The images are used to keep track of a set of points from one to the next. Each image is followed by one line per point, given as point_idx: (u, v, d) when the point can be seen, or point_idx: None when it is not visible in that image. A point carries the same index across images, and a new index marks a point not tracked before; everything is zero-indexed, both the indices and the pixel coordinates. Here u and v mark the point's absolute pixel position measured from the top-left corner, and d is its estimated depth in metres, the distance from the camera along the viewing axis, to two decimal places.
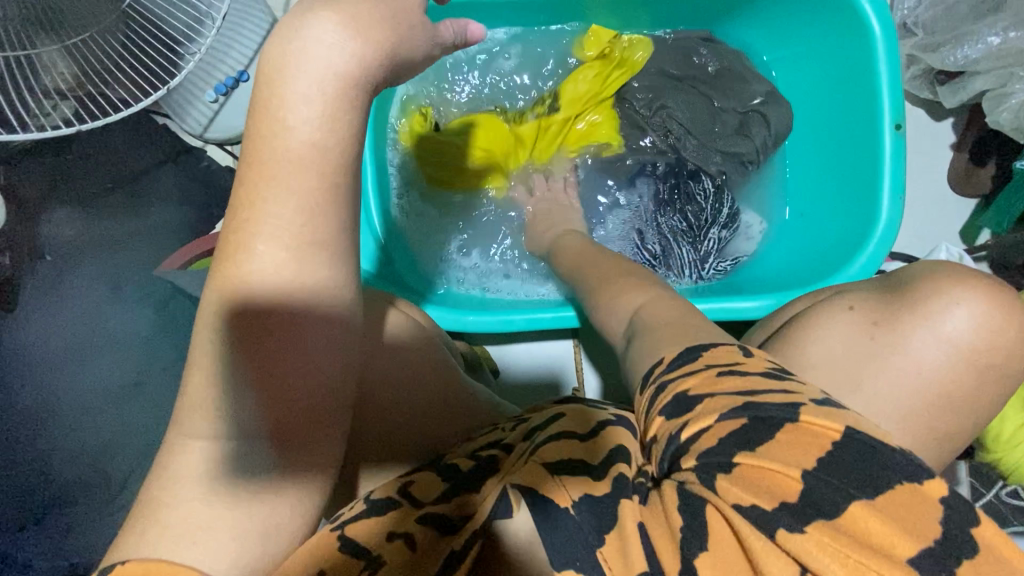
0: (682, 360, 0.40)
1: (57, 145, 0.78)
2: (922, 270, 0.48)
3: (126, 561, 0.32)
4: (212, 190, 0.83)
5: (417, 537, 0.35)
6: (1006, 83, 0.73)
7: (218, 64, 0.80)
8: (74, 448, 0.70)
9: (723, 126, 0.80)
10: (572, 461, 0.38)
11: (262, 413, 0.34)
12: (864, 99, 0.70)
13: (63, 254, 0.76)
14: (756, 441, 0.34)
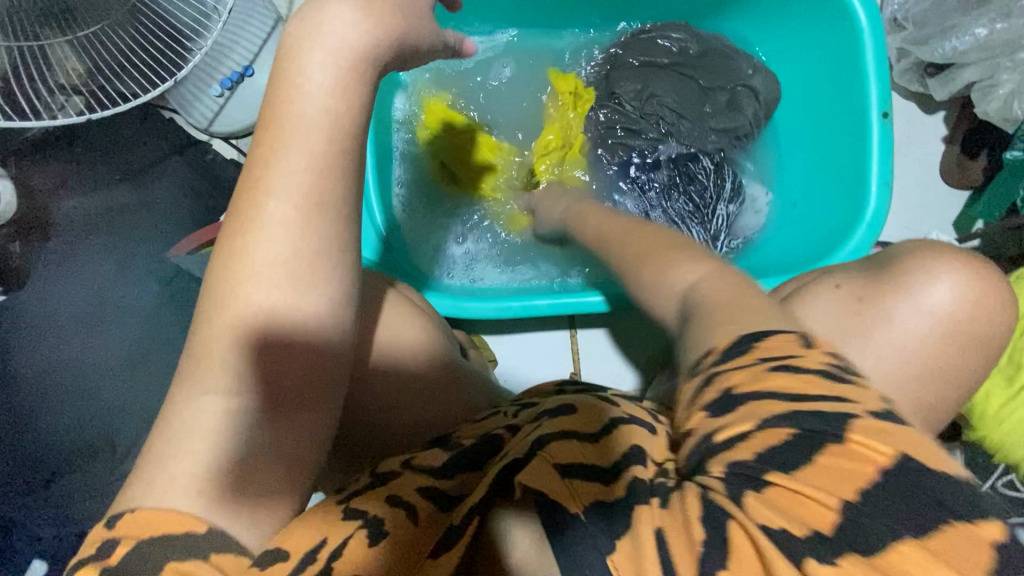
0: (736, 351, 0.37)
1: (67, 137, 0.81)
2: (909, 247, 0.49)
3: (136, 509, 0.33)
4: (217, 183, 0.84)
5: (418, 509, 0.37)
6: (994, 74, 0.75)
7: (224, 59, 0.83)
8: (77, 423, 0.71)
9: (714, 106, 0.81)
10: (585, 460, 0.37)
11: (268, 369, 0.36)
12: (852, 87, 0.71)
13: (70, 241, 0.78)
14: (790, 459, 0.33)
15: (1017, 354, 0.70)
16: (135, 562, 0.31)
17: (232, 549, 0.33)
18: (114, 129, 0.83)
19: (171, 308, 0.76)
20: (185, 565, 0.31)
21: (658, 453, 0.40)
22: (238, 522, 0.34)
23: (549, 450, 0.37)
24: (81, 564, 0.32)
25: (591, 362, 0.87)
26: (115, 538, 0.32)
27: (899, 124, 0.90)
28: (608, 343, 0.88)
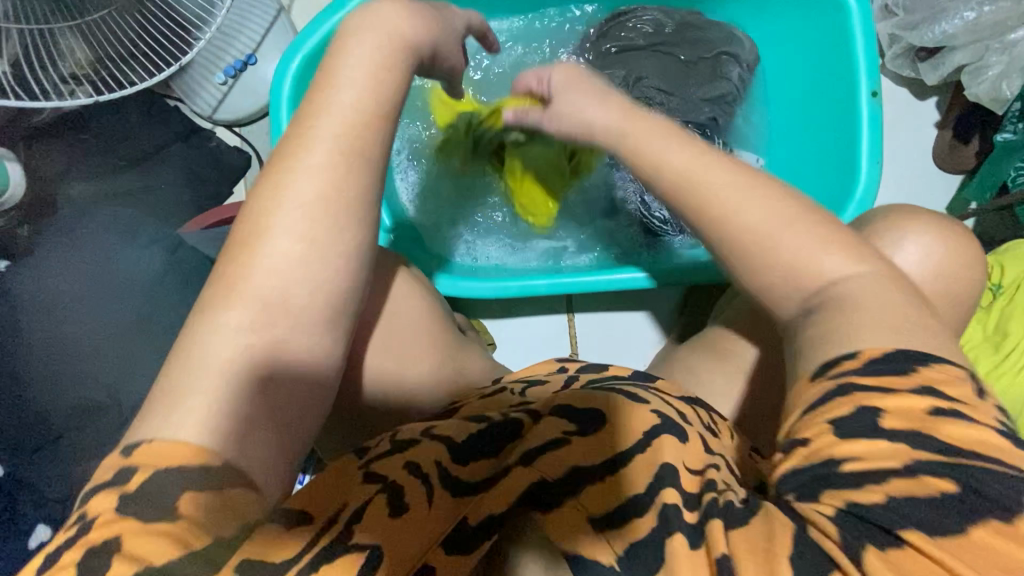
0: (883, 364, 0.36)
1: (76, 125, 0.82)
2: (882, 214, 0.53)
3: (151, 440, 0.34)
4: (221, 169, 0.87)
5: (436, 488, 0.37)
6: (983, 56, 0.77)
7: (227, 47, 0.85)
8: (76, 399, 0.70)
9: (697, 77, 0.80)
10: (623, 497, 0.38)
11: (283, 318, 0.38)
12: (842, 66, 0.72)
13: (65, 223, 0.76)
14: (916, 511, 0.33)
15: (1005, 322, 0.72)
16: (152, 489, 0.32)
17: (248, 484, 0.35)
18: (118, 116, 0.83)
19: (177, 275, 0.75)
20: (204, 494, 0.33)
21: (689, 461, 0.42)
22: (255, 457, 0.36)
23: (587, 497, 0.38)
24: (95, 491, 0.33)
25: (589, 341, 0.90)
26: (131, 465, 0.33)
27: (891, 110, 0.91)
28: (605, 322, 0.91)
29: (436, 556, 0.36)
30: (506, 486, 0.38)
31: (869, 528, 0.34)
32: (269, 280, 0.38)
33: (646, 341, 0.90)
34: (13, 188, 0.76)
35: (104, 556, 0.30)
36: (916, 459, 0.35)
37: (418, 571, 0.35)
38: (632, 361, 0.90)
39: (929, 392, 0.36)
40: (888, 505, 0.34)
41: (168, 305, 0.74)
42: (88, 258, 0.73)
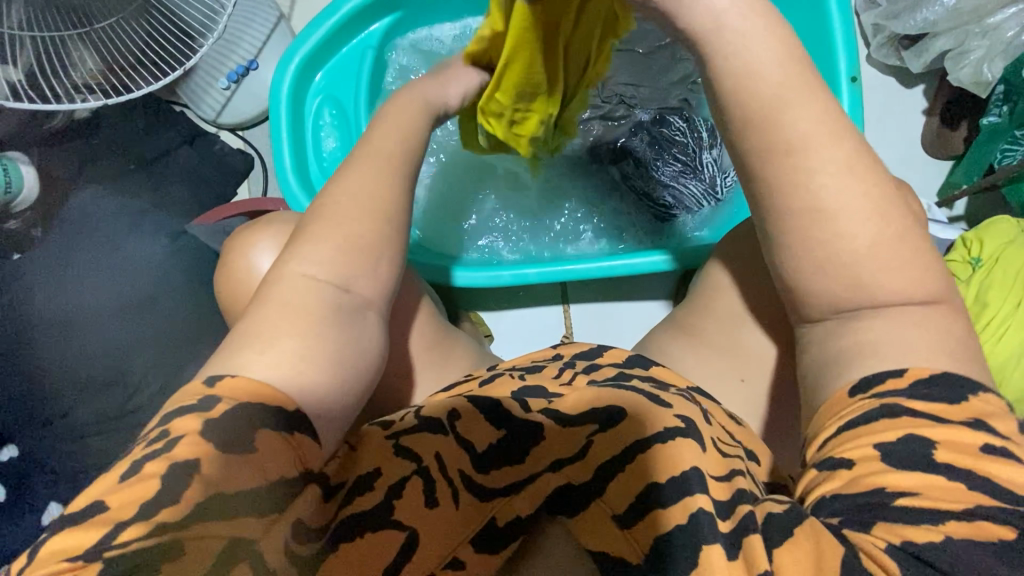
0: (932, 390, 0.38)
1: (85, 132, 0.85)
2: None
3: (236, 374, 0.37)
4: (223, 170, 0.89)
5: (459, 490, 0.38)
6: (964, 41, 0.78)
7: (231, 52, 0.88)
8: (89, 388, 0.73)
9: (660, 65, 0.85)
10: (647, 499, 0.36)
11: (284, 295, 0.40)
12: (820, 55, 0.74)
13: (72, 219, 0.78)
14: (976, 552, 0.33)
15: (984, 294, 0.65)
16: (233, 421, 0.34)
17: (313, 432, 0.37)
18: (128, 122, 0.87)
19: (182, 261, 0.78)
20: (277, 434, 0.35)
21: (718, 468, 0.39)
22: (315, 399, 0.38)
23: (610, 496, 0.37)
24: (168, 419, 0.35)
25: (584, 325, 0.92)
26: (217, 394, 0.36)
27: (878, 99, 0.92)
28: (600, 310, 0.92)
29: (466, 550, 0.36)
30: (533, 488, 0.38)
31: (925, 565, 0.33)
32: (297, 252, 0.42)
33: (640, 328, 0.91)
34: (26, 192, 0.79)
35: (183, 478, 0.32)
36: (973, 501, 0.34)
37: (448, 564, 0.36)
38: (625, 342, 0.92)
39: (983, 426, 0.37)
40: (946, 544, 0.33)
41: (172, 292, 0.77)
42: (93, 251, 0.76)
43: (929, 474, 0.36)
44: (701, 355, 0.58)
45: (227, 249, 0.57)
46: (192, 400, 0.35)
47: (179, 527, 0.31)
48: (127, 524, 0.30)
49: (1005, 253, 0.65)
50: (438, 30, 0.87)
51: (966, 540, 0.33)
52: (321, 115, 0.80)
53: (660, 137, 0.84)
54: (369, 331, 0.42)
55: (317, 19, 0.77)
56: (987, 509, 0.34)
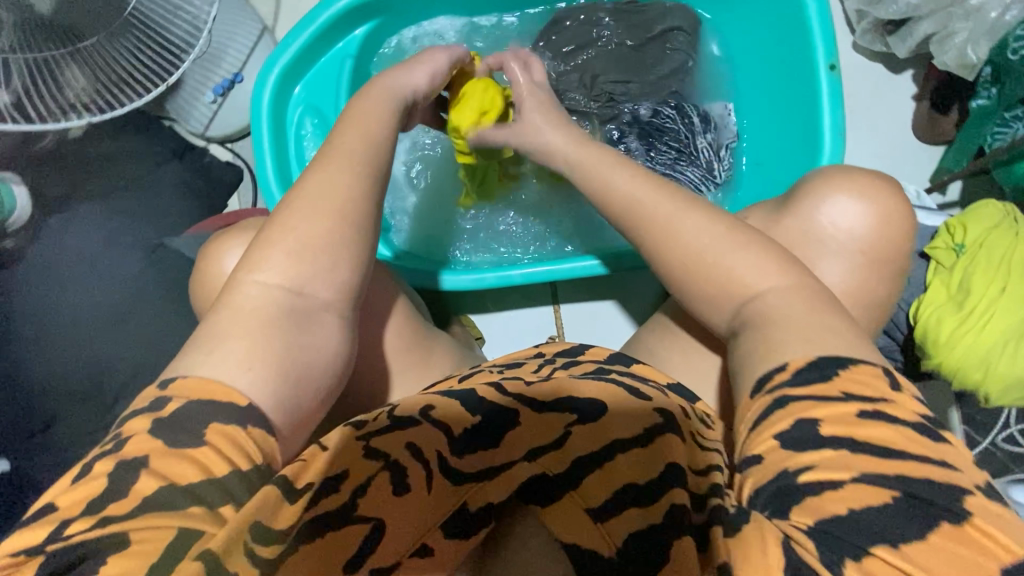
0: (811, 373, 0.39)
1: (74, 148, 0.85)
2: (821, 173, 0.57)
3: (187, 375, 0.38)
4: (215, 182, 0.91)
5: (432, 476, 0.36)
6: (948, 24, 0.77)
7: (214, 67, 0.89)
8: (81, 401, 0.74)
9: (647, 57, 0.83)
10: (620, 494, 0.35)
11: (252, 305, 0.41)
12: (799, 42, 0.73)
13: (63, 239, 0.80)
14: (899, 532, 0.33)
15: (967, 279, 0.64)
16: (183, 419, 0.35)
17: (266, 425, 0.38)
18: (116, 136, 0.87)
19: (156, 272, 0.79)
20: (228, 428, 0.36)
21: (691, 462, 0.39)
22: (273, 402, 0.39)
23: (586, 489, 0.36)
24: (123, 423, 0.36)
25: (575, 326, 0.92)
26: (168, 395, 0.37)
27: (868, 85, 0.90)
28: (591, 310, 0.92)
29: (434, 538, 0.35)
30: (506, 476, 0.37)
31: (842, 543, 0.33)
32: (252, 258, 0.43)
33: (626, 326, 0.91)
34: (19, 211, 0.78)
35: (133, 472, 0.33)
36: (862, 467, 0.35)
37: (417, 550, 0.34)
38: (613, 342, 0.91)
39: (852, 398, 0.38)
40: (850, 517, 0.34)
41: (145, 304, 0.78)
42: (76, 273, 0.78)
43: (823, 449, 0.36)
44: (682, 350, 0.58)
45: (202, 254, 0.57)
46: (145, 403, 0.37)
47: (122, 523, 0.31)
48: (75, 520, 0.31)
49: (989, 238, 0.65)
50: (414, 32, 0.87)
51: (868, 512, 0.34)
52: (303, 125, 0.81)
53: (650, 128, 0.80)
54: (324, 332, 0.43)
55: (295, 30, 0.78)
56: (942, 498, 0.34)
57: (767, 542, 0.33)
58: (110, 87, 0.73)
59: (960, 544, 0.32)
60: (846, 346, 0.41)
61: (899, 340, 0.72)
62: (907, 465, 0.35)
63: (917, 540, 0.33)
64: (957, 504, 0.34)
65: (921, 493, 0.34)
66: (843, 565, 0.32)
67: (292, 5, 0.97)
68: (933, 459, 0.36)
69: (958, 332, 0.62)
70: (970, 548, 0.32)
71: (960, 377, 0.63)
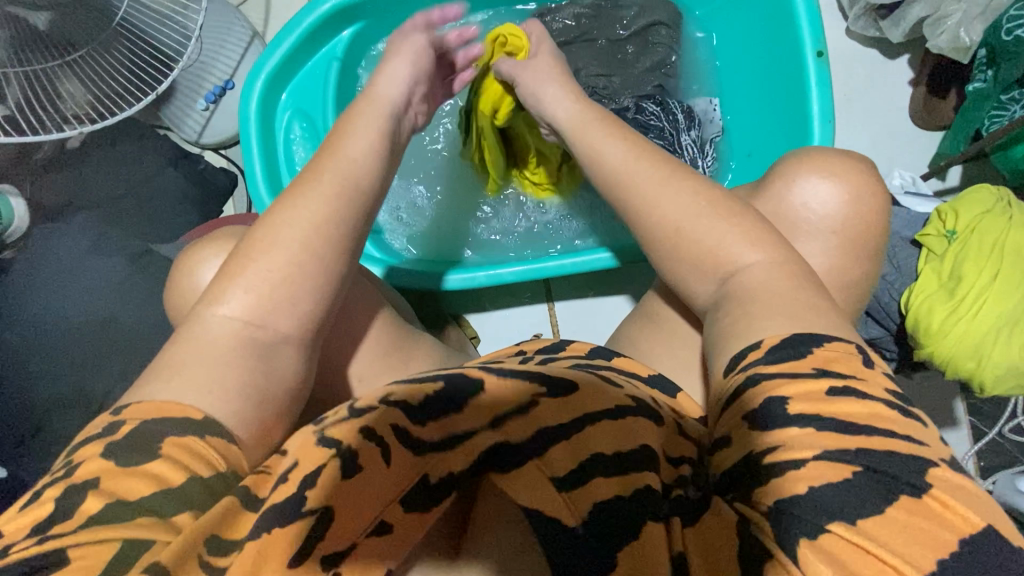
0: (782, 353, 0.38)
1: (70, 160, 0.86)
2: (798, 156, 0.56)
3: (137, 404, 0.38)
4: (208, 189, 0.91)
5: (391, 449, 0.35)
6: (939, 7, 0.75)
7: (206, 75, 0.90)
8: (65, 408, 0.72)
9: (629, 54, 0.82)
10: (586, 465, 0.35)
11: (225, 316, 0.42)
12: (785, 31, 0.72)
13: (51, 245, 0.78)
14: (860, 513, 0.32)
15: (960, 267, 0.63)
16: (138, 438, 0.35)
17: (225, 435, 0.38)
18: (107, 147, 0.88)
19: (142, 277, 0.79)
20: (187, 442, 0.36)
21: (671, 448, 0.40)
22: (231, 414, 0.39)
23: (551, 459, 0.35)
24: (71, 455, 0.36)
25: (571, 322, 0.91)
26: (121, 419, 0.37)
27: (863, 71, 0.89)
28: (586, 306, 0.91)
29: (393, 513, 0.34)
30: (467, 447, 0.36)
31: (800, 520, 0.32)
32: (217, 292, 0.43)
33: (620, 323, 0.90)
34: (17, 221, 0.81)
35: (80, 493, 0.32)
36: (825, 443, 0.34)
37: (373, 529, 0.34)
38: (602, 337, 0.90)
39: (826, 372, 0.37)
40: (809, 496, 0.33)
41: (134, 312, 0.77)
42: (57, 270, 0.76)
43: (790, 427, 0.35)
44: (662, 344, 0.57)
45: (176, 266, 0.57)
46: (95, 431, 0.37)
47: (72, 534, 0.31)
48: (19, 540, 0.31)
49: (982, 223, 0.63)
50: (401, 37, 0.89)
51: (827, 487, 0.33)
52: (291, 129, 0.81)
53: (639, 125, 0.77)
54: (285, 363, 0.43)
55: (278, 37, 0.78)
56: (915, 484, 0.33)
57: (721, 527, 0.35)
58: (104, 95, 0.73)
59: (919, 517, 0.32)
60: (806, 316, 0.40)
61: (892, 329, 0.70)
62: (871, 439, 0.34)
63: (875, 513, 0.32)
64: (919, 477, 0.33)
65: (897, 480, 0.33)
66: (797, 542, 0.32)
67: (280, 12, 0.98)
68: (902, 435, 0.35)
69: (948, 321, 0.61)
70: (926, 518, 0.32)
71: (952, 366, 0.62)
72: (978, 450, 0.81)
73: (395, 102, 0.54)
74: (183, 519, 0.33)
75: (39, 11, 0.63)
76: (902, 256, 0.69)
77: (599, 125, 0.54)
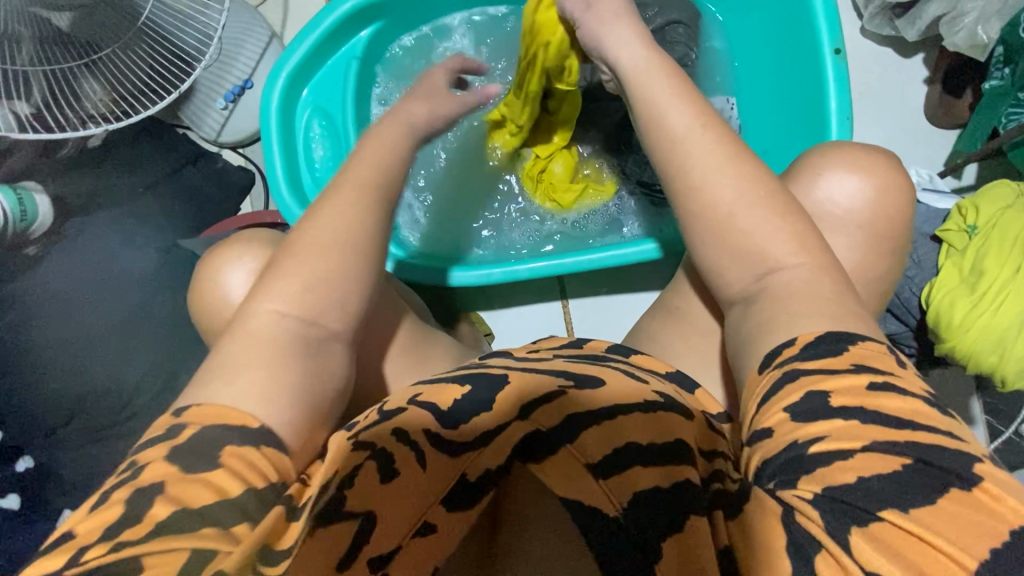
0: (820, 348, 0.39)
1: (94, 160, 0.87)
2: (830, 150, 0.56)
3: (199, 404, 0.39)
4: (228, 187, 0.92)
5: (426, 453, 0.36)
6: (955, 6, 0.75)
7: (226, 75, 0.91)
8: (91, 396, 0.74)
9: None
10: (620, 451, 0.36)
11: (262, 312, 0.44)
12: (803, 31, 0.73)
13: (77, 239, 0.80)
14: (909, 504, 0.33)
15: (980, 261, 0.63)
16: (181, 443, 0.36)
17: (280, 446, 0.39)
18: (130, 146, 0.88)
19: (166, 272, 0.80)
20: (245, 452, 0.36)
21: (704, 444, 0.40)
22: (285, 422, 0.40)
23: (586, 445, 0.36)
24: (138, 452, 0.37)
25: (586, 317, 0.92)
26: (182, 422, 0.38)
27: (877, 70, 0.89)
28: (599, 304, 0.92)
29: (434, 514, 0.35)
30: (499, 444, 0.37)
31: (849, 509, 0.33)
32: (263, 288, 0.44)
33: (631, 317, 0.91)
34: (42, 217, 0.81)
35: (149, 498, 0.33)
36: (873, 436, 0.35)
37: (418, 530, 0.34)
38: (613, 333, 0.91)
39: (865, 368, 0.38)
40: (859, 485, 0.34)
41: (161, 306, 0.78)
42: (84, 269, 0.77)
43: (833, 419, 0.36)
44: (678, 337, 0.58)
45: (198, 269, 0.58)
46: (161, 432, 0.38)
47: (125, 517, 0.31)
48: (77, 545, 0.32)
49: (1002, 218, 0.63)
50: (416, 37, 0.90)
51: (875, 477, 0.33)
52: (311, 127, 0.83)
53: None
54: (330, 353, 0.44)
55: (301, 35, 0.79)
56: (956, 475, 0.33)
57: (766, 515, 0.34)
58: (126, 95, 0.74)
59: (974, 515, 0.32)
60: (848, 320, 0.41)
61: (911, 325, 0.70)
62: (918, 435, 0.35)
63: (925, 503, 0.33)
64: (968, 471, 0.33)
65: (935, 472, 0.33)
66: (847, 531, 0.33)
67: (299, 12, 0.99)
68: (942, 430, 0.35)
69: (970, 317, 0.61)
70: (975, 509, 0.32)
71: (974, 360, 0.62)
72: (996, 448, 0.81)
73: (395, 110, 0.57)
74: (241, 528, 0.33)
75: (61, 12, 0.63)
76: (922, 251, 0.69)
77: (656, 85, 0.50)
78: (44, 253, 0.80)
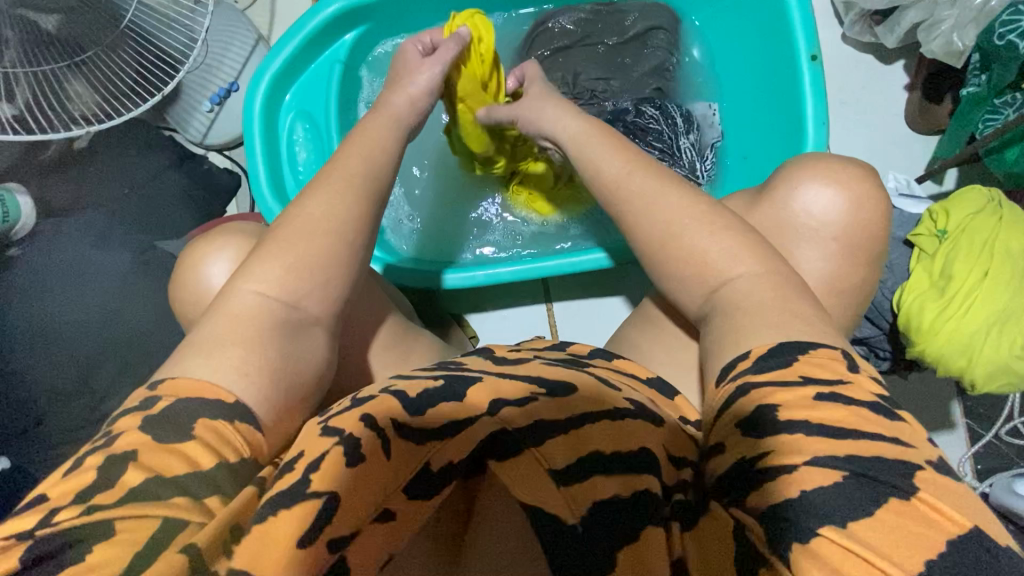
0: (770, 361, 0.39)
1: (78, 162, 0.87)
2: (800, 163, 0.57)
3: (174, 378, 0.39)
4: (213, 189, 0.92)
5: (393, 442, 0.35)
6: (934, 12, 0.76)
7: (212, 77, 0.91)
8: (68, 396, 0.74)
9: (629, 57, 0.84)
10: (587, 463, 0.35)
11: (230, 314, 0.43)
12: (780, 36, 0.74)
13: (59, 241, 0.80)
14: (845, 516, 0.32)
15: (949, 265, 0.63)
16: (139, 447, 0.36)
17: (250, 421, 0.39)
18: (114, 148, 0.88)
19: (146, 273, 0.80)
20: (216, 423, 0.37)
21: (672, 447, 0.40)
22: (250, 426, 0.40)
23: (549, 451, 0.35)
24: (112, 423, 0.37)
25: (569, 322, 0.92)
26: (156, 395, 0.38)
27: (858, 76, 0.90)
28: (583, 308, 0.92)
29: (396, 501, 0.33)
30: (461, 439, 0.36)
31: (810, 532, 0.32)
32: (249, 265, 0.45)
33: (614, 322, 0.91)
34: (24, 218, 0.81)
35: (118, 463, 0.33)
36: (816, 450, 0.35)
37: (379, 515, 0.33)
38: (596, 337, 0.91)
39: (812, 380, 0.38)
40: (801, 500, 0.33)
41: (140, 307, 0.78)
42: (64, 268, 0.78)
43: (787, 433, 0.36)
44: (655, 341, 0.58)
45: (183, 255, 0.58)
46: (135, 403, 0.38)
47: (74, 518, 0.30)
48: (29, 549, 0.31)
49: (970, 223, 0.64)
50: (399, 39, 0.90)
51: (816, 490, 0.33)
52: (294, 130, 0.83)
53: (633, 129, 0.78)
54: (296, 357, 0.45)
55: (285, 37, 0.79)
56: (907, 486, 0.33)
57: (721, 537, 0.35)
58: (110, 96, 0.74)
59: (925, 526, 0.32)
60: (810, 326, 0.41)
61: (885, 328, 0.71)
62: (864, 446, 0.35)
63: (866, 513, 0.32)
64: (916, 486, 0.34)
65: (888, 482, 0.33)
66: (786, 544, 0.32)
67: (286, 15, 1.00)
68: (888, 437, 0.36)
69: (938, 321, 0.61)
70: (926, 524, 0.32)
71: (943, 364, 0.62)
72: (974, 452, 0.81)
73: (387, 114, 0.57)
74: (213, 501, 0.33)
75: (48, 14, 0.64)
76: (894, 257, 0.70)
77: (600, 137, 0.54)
78: (25, 254, 0.79)
